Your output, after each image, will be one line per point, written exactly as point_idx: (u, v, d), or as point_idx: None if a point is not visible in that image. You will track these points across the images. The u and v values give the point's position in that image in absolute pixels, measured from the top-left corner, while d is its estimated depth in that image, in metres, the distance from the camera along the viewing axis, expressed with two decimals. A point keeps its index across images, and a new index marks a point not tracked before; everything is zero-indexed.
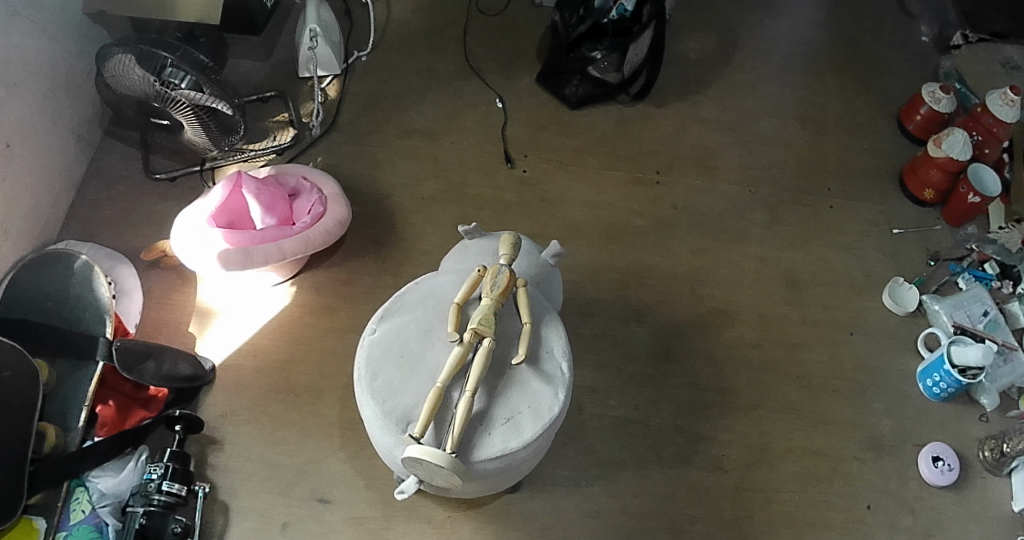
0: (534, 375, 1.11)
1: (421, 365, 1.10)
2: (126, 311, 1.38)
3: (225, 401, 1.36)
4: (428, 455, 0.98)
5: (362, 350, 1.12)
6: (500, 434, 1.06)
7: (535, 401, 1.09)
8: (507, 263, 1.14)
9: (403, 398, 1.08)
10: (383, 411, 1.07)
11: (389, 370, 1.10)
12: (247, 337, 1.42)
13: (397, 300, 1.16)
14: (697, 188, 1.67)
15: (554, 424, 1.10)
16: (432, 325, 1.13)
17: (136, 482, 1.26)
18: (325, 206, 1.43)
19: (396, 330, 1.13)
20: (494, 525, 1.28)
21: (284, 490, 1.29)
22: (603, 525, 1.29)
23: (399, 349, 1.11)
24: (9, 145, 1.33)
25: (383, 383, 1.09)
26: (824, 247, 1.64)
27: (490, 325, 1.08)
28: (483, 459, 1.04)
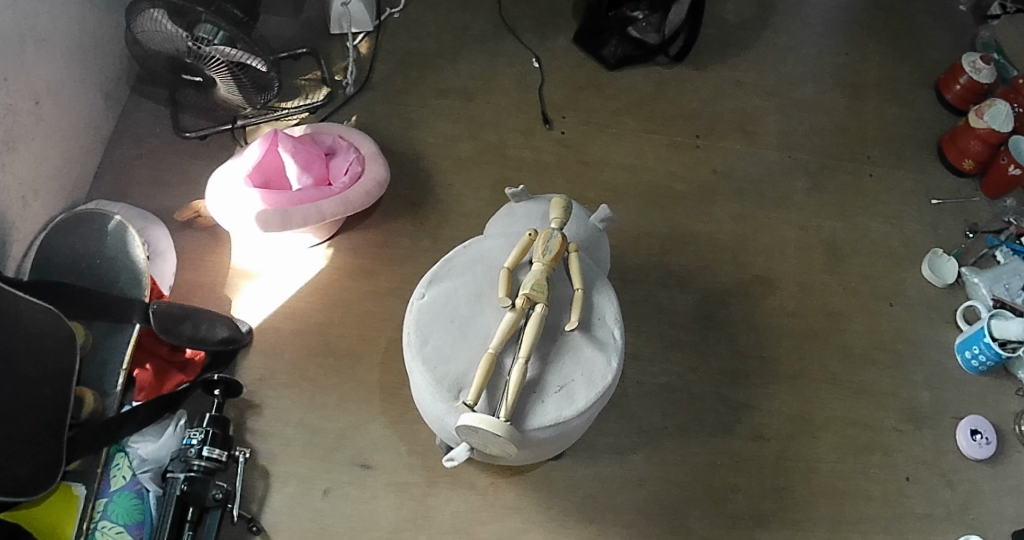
0: (587, 342, 1.08)
1: (473, 331, 1.05)
2: (159, 273, 1.35)
3: (263, 365, 1.34)
4: (484, 423, 0.95)
5: (410, 315, 1.06)
6: (553, 401, 1.03)
7: (588, 368, 1.06)
8: (559, 227, 1.10)
9: (455, 365, 1.03)
10: (435, 378, 1.02)
11: (440, 335, 1.05)
12: (284, 300, 1.39)
13: (445, 264, 1.10)
14: (737, 154, 1.64)
15: (607, 392, 1.07)
16: (481, 290, 1.08)
17: (175, 448, 1.25)
18: (362, 166, 1.39)
19: (444, 295, 1.07)
20: (537, 491, 1.27)
21: (325, 456, 1.28)
22: (645, 493, 1.29)
23: (449, 314, 1.06)
24: (39, 103, 1.29)
25: (434, 349, 1.03)
26: (864, 216, 1.62)
27: (543, 291, 1.03)
28: (537, 427, 1.02)
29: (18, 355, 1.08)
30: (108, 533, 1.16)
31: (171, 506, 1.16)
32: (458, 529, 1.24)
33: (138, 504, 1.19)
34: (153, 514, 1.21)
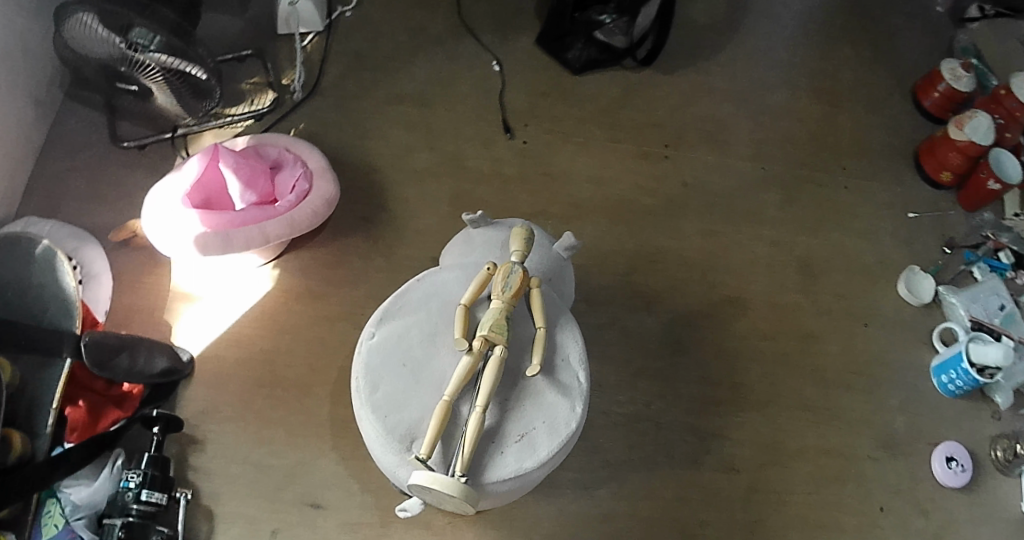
0: (549, 386, 1.02)
1: (425, 375, 0.98)
2: (95, 298, 1.28)
3: (205, 396, 1.27)
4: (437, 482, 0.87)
5: (360, 358, 0.99)
6: (513, 452, 0.97)
7: (551, 415, 1.00)
8: (519, 260, 1.02)
9: (407, 413, 0.96)
10: (386, 428, 0.95)
11: (390, 381, 0.98)
12: (227, 326, 1.31)
13: (397, 301, 1.03)
14: (707, 164, 1.58)
15: (570, 440, 1.01)
16: (436, 330, 1.01)
17: (112, 491, 1.16)
18: (310, 182, 1.29)
19: (396, 335, 1.00)
20: (497, 530, 1.21)
21: (272, 496, 1.21)
22: (612, 529, 1.24)
23: (400, 358, 0.99)
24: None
25: (385, 396, 0.96)
26: (838, 231, 1.57)
27: (503, 332, 0.96)
28: (495, 480, 0.95)
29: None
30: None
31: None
32: None
33: None
34: None
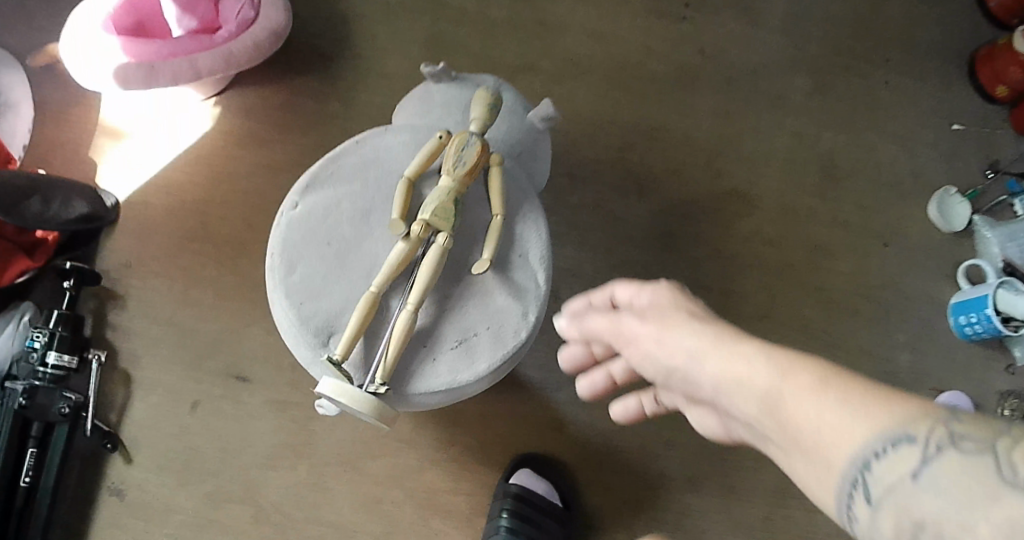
0: (500, 287, 0.88)
1: (352, 258, 0.85)
2: (10, 129, 1.14)
3: (130, 247, 1.14)
4: (342, 393, 0.77)
5: (278, 229, 0.85)
6: (448, 360, 0.85)
7: (497, 321, 0.87)
8: (479, 132, 0.86)
9: (325, 301, 0.83)
10: (300, 318, 0.82)
11: (311, 261, 0.84)
12: (158, 170, 1.17)
13: (329, 166, 0.88)
14: (728, 32, 1.37)
15: (518, 351, 0.88)
16: (371, 205, 0.86)
17: (16, 349, 1.05)
18: (256, 10, 1.11)
19: (323, 207, 0.86)
20: (437, 424, 1.11)
21: (196, 362, 1.10)
22: (566, 438, 1.13)
23: (324, 235, 0.85)
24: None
25: (301, 279, 0.83)
26: (868, 133, 1.37)
27: (449, 220, 0.82)
28: (424, 391, 0.84)
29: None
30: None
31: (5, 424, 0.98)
32: (344, 461, 1.09)
33: None
34: None
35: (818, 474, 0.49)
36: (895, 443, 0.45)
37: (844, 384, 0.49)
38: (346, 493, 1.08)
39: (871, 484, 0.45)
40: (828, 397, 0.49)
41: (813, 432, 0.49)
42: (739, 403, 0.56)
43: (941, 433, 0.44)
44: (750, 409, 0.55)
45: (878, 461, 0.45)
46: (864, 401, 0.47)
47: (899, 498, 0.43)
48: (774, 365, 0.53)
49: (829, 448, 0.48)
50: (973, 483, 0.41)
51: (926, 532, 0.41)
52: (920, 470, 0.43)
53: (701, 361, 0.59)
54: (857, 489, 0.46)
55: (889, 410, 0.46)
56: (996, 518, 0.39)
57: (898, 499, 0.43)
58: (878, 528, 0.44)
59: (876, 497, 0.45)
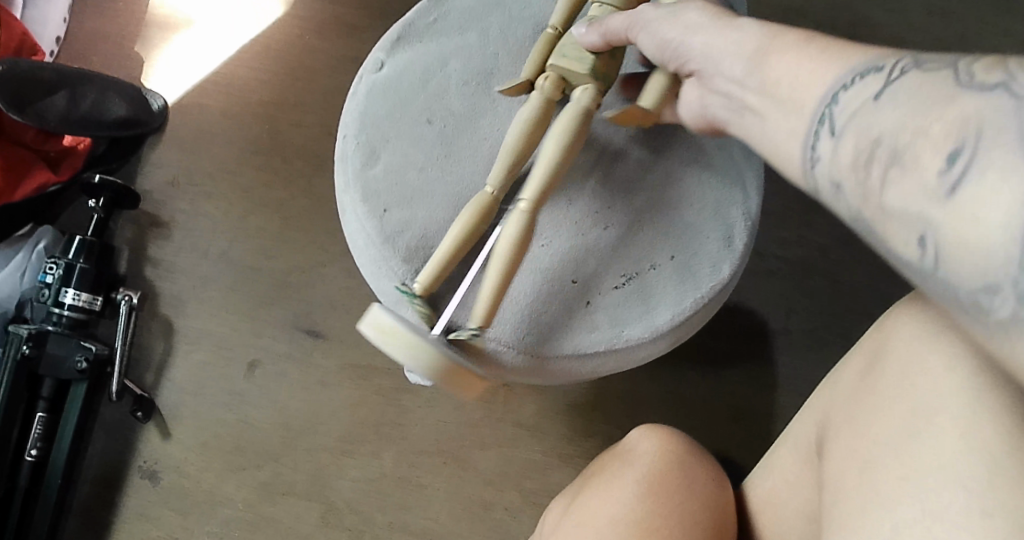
0: (692, 198, 0.57)
1: (464, 142, 0.55)
2: (42, 16, 0.90)
3: (176, 161, 0.88)
4: (382, 331, 0.47)
5: (356, 99, 0.57)
6: (609, 307, 0.55)
7: (686, 250, 0.56)
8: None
9: (421, 207, 0.54)
10: (382, 232, 0.54)
11: (400, 147, 0.55)
12: (216, 65, 0.89)
13: (432, 10, 0.58)
14: None
15: (715, 297, 0.57)
16: (494, 65, 0.56)
17: (28, 286, 0.83)
18: None
19: (422, 69, 0.57)
20: (570, 407, 0.82)
21: (255, 312, 0.84)
22: (743, 433, 0.82)
23: (422, 109, 0.56)
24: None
25: (386, 174, 0.55)
26: None
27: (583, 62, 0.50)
28: (571, 353, 0.55)
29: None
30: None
31: (6, 377, 0.77)
32: (441, 449, 0.81)
33: None
34: None
35: (781, 132, 0.37)
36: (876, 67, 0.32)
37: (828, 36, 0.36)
38: (444, 493, 0.80)
39: (835, 117, 0.33)
40: (807, 48, 0.36)
41: (787, 90, 0.36)
42: (714, 81, 0.42)
43: (918, 56, 0.31)
44: (728, 74, 0.40)
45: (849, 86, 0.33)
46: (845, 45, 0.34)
47: (856, 120, 0.32)
48: (762, 26, 0.39)
49: (798, 92, 0.35)
50: (937, 92, 0.29)
51: (885, 151, 0.30)
52: (883, 93, 0.31)
53: (698, 44, 0.43)
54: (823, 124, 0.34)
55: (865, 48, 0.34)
56: (956, 117, 0.27)
57: (855, 121, 0.32)
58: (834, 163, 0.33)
59: (840, 127, 0.32)
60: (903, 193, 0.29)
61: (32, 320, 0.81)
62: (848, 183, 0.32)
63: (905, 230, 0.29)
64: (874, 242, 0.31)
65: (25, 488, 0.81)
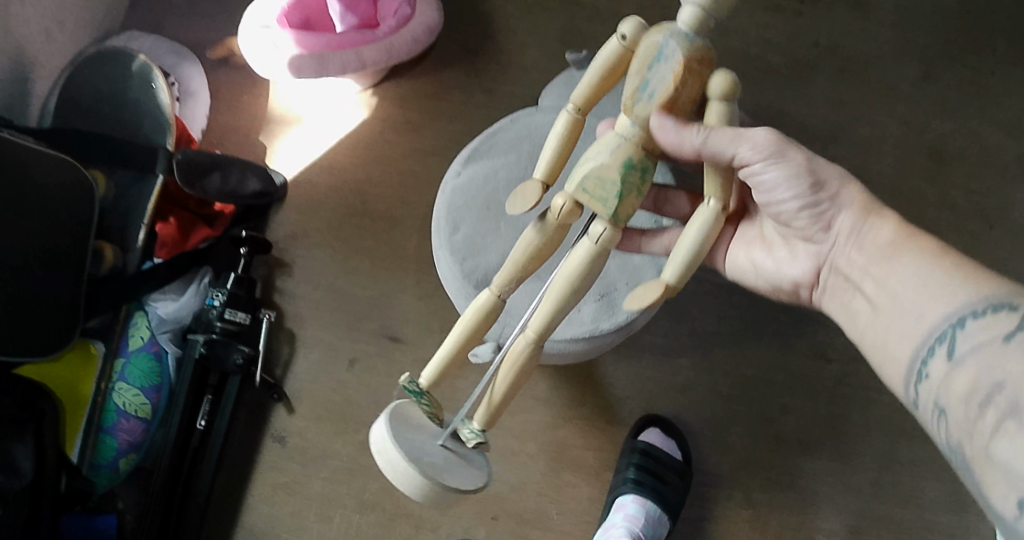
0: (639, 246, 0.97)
1: (509, 220, 0.94)
2: (190, 115, 1.27)
3: (295, 221, 1.26)
4: (389, 464, 0.72)
5: (444, 195, 0.96)
6: (591, 311, 0.94)
7: (636, 276, 0.96)
8: (682, 41, 0.70)
9: (485, 258, 0.92)
10: (463, 272, 0.92)
11: (472, 223, 0.94)
12: (321, 152, 1.28)
13: (487, 139, 0.97)
14: (848, 26, 1.42)
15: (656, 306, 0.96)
16: (525, 174, 0.96)
17: (197, 307, 1.20)
18: (413, 8, 1.20)
19: (483, 176, 0.96)
20: (571, 386, 1.21)
21: (353, 325, 1.23)
22: (688, 401, 1.21)
23: (484, 200, 0.95)
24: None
25: (464, 238, 0.93)
26: (982, 115, 1.37)
27: (606, 205, 0.74)
28: (568, 338, 0.93)
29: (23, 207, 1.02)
30: (125, 395, 1.15)
31: (189, 369, 1.14)
32: None
33: (156, 366, 1.17)
34: (171, 376, 1.18)
35: (906, 327, 0.67)
36: (994, 309, 0.60)
37: (960, 263, 0.67)
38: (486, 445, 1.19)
39: (953, 340, 0.62)
40: (939, 269, 0.67)
41: (919, 289, 0.67)
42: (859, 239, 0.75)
43: None
44: (874, 260, 0.73)
45: (965, 322, 0.62)
46: (970, 279, 0.64)
47: (974, 353, 0.60)
48: (912, 236, 0.71)
49: (933, 304, 0.65)
50: None
51: (995, 385, 0.56)
52: (1007, 337, 0.58)
53: (849, 214, 0.76)
54: (940, 342, 0.63)
55: (991, 289, 0.62)
56: None
57: (973, 353, 0.60)
58: (948, 374, 0.61)
59: (960, 355, 0.61)
60: (1010, 435, 0.54)
61: (199, 330, 1.17)
62: (959, 396, 0.60)
63: (1000, 466, 0.54)
64: (978, 462, 0.56)
65: (195, 447, 1.17)
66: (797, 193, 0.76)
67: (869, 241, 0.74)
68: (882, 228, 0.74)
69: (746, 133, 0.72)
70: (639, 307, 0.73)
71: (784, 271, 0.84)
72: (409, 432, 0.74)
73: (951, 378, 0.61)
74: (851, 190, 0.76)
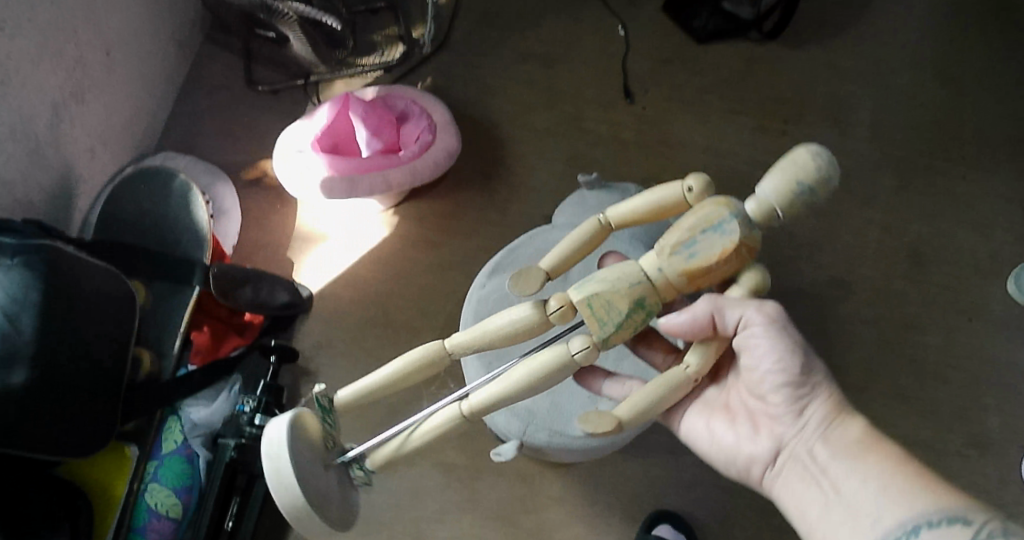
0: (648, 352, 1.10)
1: None
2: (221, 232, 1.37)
3: (321, 331, 1.34)
4: (273, 475, 0.77)
5: (470, 304, 1.05)
6: (607, 409, 1.06)
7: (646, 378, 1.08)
8: (746, 226, 0.77)
9: None
10: None
11: None
12: (345, 267, 1.38)
13: (509, 254, 1.08)
14: (823, 144, 1.57)
15: None
16: None
17: (227, 412, 1.22)
18: (434, 134, 1.33)
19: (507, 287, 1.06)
20: (584, 485, 1.28)
21: (376, 429, 1.29)
22: (695, 497, 1.28)
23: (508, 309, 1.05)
24: (82, 35, 1.20)
25: None
26: (949, 222, 1.51)
27: (602, 328, 0.80)
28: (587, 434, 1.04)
29: (75, 315, 1.02)
30: (158, 495, 1.16)
31: (219, 472, 1.15)
32: (501, 514, 1.26)
33: (187, 469, 1.19)
34: (201, 477, 1.19)
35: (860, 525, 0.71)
36: (949, 521, 0.67)
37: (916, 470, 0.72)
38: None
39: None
40: (900, 477, 0.72)
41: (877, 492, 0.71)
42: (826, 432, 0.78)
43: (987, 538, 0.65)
44: (836, 452, 0.77)
45: (920, 532, 0.67)
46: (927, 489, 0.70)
47: None
48: (873, 442, 0.76)
49: (891, 508, 0.70)
50: None
51: None
52: None
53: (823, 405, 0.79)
54: None
55: (952, 502, 0.68)
56: None
57: None
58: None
59: None
60: None
61: (228, 434, 1.18)
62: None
63: None
64: None
65: None
66: (783, 371, 0.78)
67: (838, 437, 0.77)
68: (851, 428, 0.78)
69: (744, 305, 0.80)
70: (591, 430, 0.78)
71: (742, 447, 0.84)
72: (301, 452, 0.80)
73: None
74: (828, 381, 0.80)
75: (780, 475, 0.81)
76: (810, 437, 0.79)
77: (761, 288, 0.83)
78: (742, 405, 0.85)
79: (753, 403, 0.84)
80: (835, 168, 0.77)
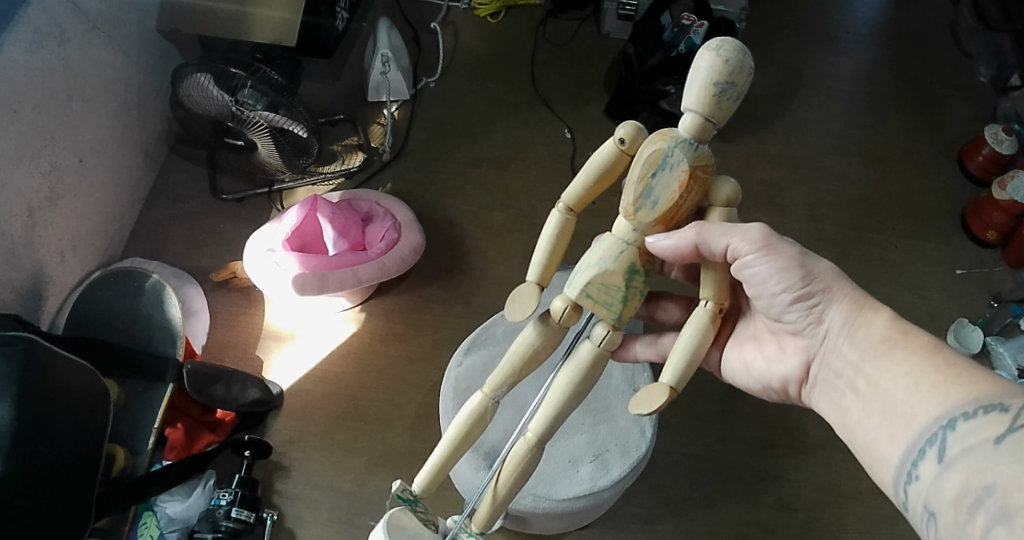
0: (624, 412, 1.17)
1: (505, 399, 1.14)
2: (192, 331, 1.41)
3: (293, 427, 1.35)
4: None
5: (449, 381, 1.17)
6: (588, 471, 1.11)
7: (623, 438, 1.14)
8: (688, 150, 0.85)
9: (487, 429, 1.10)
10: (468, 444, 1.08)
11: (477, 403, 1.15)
12: (314, 364, 1.41)
13: (482, 332, 1.22)
14: (761, 223, 1.70)
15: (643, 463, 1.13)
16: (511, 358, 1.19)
17: (203, 508, 1.23)
18: (399, 233, 1.43)
19: (478, 364, 1.19)
20: None
21: (351, 521, 1.27)
22: None
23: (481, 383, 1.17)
24: (59, 141, 1.27)
25: None
26: (884, 286, 1.63)
27: (613, 307, 0.89)
28: (570, 496, 1.09)
29: (51, 406, 1.03)
30: None
31: None
32: None
33: None
34: None
35: (893, 425, 0.77)
36: (985, 410, 0.70)
37: (946, 361, 0.76)
38: None
39: (943, 442, 0.72)
40: (930, 369, 0.76)
41: (908, 388, 0.77)
42: (850, 331, 0.85)
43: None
44: (862, 355, 0.83)
45: (955, 424, 0.71)
46: (956, 380, 0.74)
47: (964, 457, 0.69)
48: (897, 333, 0.81)
49: (920, 403, 0.75)
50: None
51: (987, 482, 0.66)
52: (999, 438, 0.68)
53: (839, 311, 0.86)
54: (930, 444, 0.73)
55: (984, 389, 0.72)
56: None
57: (962, 458, 0.69)
58: (940, 474, 0.71)
59: (949, 460, 0.71)
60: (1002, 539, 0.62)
61: (204, 530, 1.18)
62: (948, 497, 0.69)
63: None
64: None
65: None
66: (788, 290, 0.87)
67: (861, 337, 0.83)
68: (875, 325, 0.83)
69: (730, 233, 0.86)
70: (647, 409, 0.83)
71: (774, 370, 0.95)
72: None
73: (941, 478, 0.71)
74: (839, 287, 0.86)
75: (815, 387, 0.91)
76: (832, 345, 0.87)
77: (733, 197, 0.89)
78: (766, 331, 0.96)
79: (774, 325, 0.93)
80: (742, 51, 0.83)
